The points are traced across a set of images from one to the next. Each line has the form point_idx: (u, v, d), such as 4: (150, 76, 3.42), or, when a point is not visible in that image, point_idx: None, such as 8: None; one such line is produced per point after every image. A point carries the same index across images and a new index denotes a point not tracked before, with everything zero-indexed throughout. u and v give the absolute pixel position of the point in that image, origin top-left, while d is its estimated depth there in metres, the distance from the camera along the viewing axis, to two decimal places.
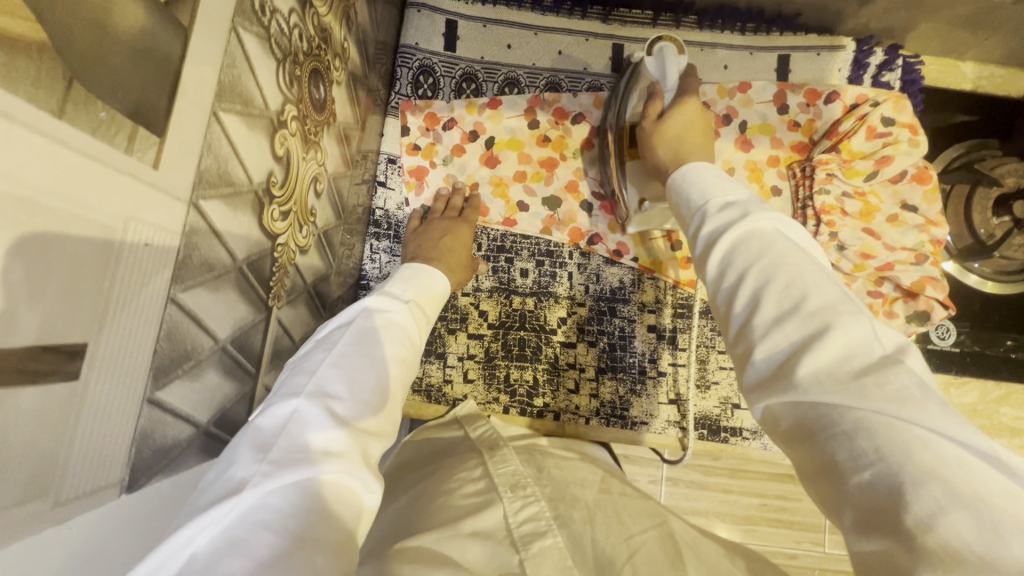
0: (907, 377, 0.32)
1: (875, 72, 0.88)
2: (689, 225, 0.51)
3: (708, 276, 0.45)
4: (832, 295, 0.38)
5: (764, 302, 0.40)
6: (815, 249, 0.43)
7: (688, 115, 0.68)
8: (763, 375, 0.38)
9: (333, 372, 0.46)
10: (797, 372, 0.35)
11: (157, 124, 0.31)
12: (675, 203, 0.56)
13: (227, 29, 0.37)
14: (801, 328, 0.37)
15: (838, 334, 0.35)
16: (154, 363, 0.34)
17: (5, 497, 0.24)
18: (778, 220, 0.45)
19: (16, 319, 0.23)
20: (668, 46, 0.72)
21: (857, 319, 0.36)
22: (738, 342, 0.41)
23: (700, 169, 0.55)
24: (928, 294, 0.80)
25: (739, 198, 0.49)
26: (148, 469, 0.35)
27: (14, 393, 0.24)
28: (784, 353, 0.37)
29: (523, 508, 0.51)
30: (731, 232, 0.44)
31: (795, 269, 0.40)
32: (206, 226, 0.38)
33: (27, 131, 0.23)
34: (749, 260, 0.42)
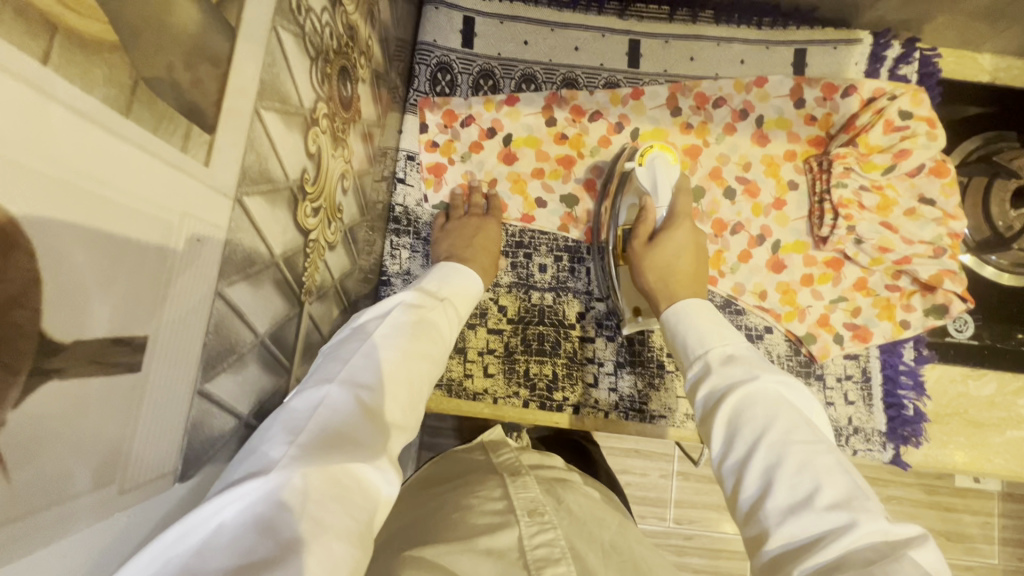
0: (913, 569, 0.35)
1: (892, 65, 0.89)
2: (694, 374, 0.56)
3: (715, 445, 0.49)
4: (843, 484, 0.42)
5: (776, 486, 0.43)
6: (814, 418, 0.48)
7: (675, 238, 0.75)
8: (776, 555, 0.40)
9: (364, 361, 0.47)
10: (813, 560, 0.38)
11: (209, 122, 0.32)
12: (676, 347, 0.61)
13: (268, 28, 0.38)
14: (816, 520, 0.40)
15: (849, 523, 0.39)
16: (204, 355, 0.35)
17: (78, 484, 0.25)
18: (782, 386, 0.50)
19: (89, 311, 0.24)
20: (659, 159, 0.80)
21: (863, 505, 0.40)
22: (749, 522, 0.43)
23: (706, 317, 0.60)
24: (946, 287, 0.81)
25: (743, 357, 0.54)
26: (198, 458, 0.36)
27: (88, 382, 0.25)
28: (799, 538, 0.40)
29: (538, 533, 0.51)
30: (736, 397, 0.49)
31: (806, 450, 0.44)
32: (250, 222, 0.38)
33: (102, 130, 0.24)
34: (756, 430, 0.47)
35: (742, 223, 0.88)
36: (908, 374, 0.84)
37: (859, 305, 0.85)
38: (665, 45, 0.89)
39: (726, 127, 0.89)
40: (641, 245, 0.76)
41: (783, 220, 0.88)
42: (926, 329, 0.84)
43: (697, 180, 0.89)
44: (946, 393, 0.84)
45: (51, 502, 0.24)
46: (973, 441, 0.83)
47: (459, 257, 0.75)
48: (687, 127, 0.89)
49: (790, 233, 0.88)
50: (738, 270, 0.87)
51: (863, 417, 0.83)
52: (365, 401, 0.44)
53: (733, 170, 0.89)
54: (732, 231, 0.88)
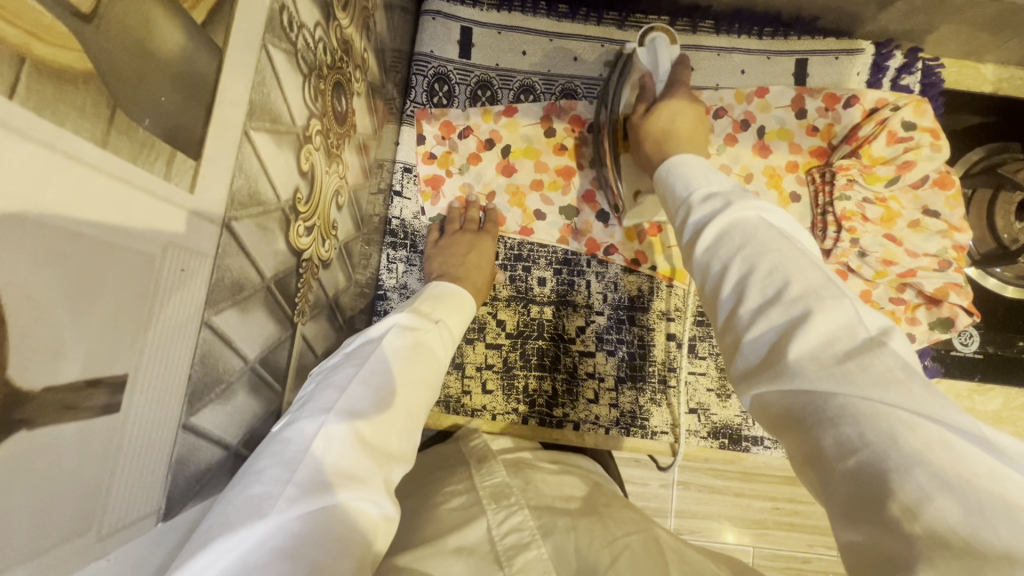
0: (891, 360, 0.32)
1: (895, 76, 0.88)
2: (675, 217, 0.52)
3: (695, 263, 0.45)
4: (815, 278, 0.38)
5: (749, 293, 0.39)
6: (799, 236, 0.43)
7: (676, 107, 0.70)
8: (748, 360, 0.37)
9: (362, 390, 0.45)
10: (780, 361, 0.35)
11: (193, 147, 0.30)
12: (664, 195, 0.56)
13: (258, 46, 0.37)
14: (785, 313, 0.37)
15: (820, 317, 0.35)
16: (190, 388, 0.33)
17: (48, 537, 0.24)
18: (762, 209, 0.45)
19: (62, 355, 0.23)
20: (660, 37, 0.74)
21: (838, 301, 0.36)
22: (726, 332, 0.40)
23: (689, 163, 0.55)
24: (951, 300, 0.79)
25: (722, 189, 0.49)
26: (183, 495, 0.34)
27: (60, 431, 0.23)
28: (771, 337, 0.37)
29: (507, 519, 0.48)
30: (715, 224, 0.44)
31: (778, 253, 0.40)
32: (237, 247, 0.37)
33: (74, 164, 0.22)
34: (732, 249, 0.42)
35: None
36: None
37: None
38: None
39: (727, 137, 0.88)
40: (641, 116, 0.71)
41: None
42: (930, 342, 0.83)
43: None
44: None
45: (19, 560, 0.22)
46: None
47: (452, 274, 0.74)
48: None
49: None
50: None
51: None
52: (363, 434, 0.42)
53: (734, 182, 0.88)
54: None
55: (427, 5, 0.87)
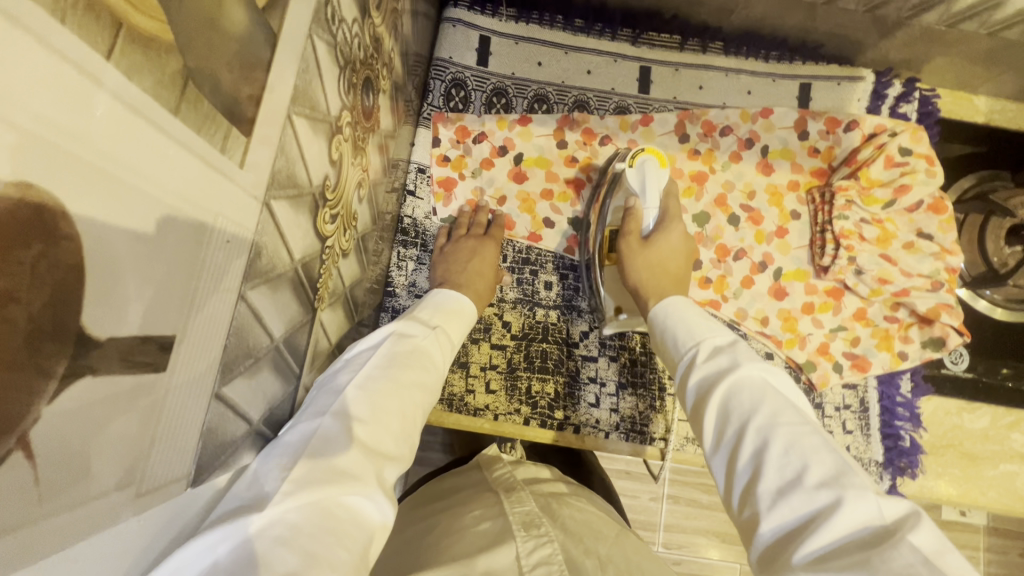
0: (911, 555, 0.33)
1: (893, 103, 0.92)
2: (679, 367, 0.55)
3: (707, 430, 0.48)
4: (831, 465, 0.40)
5: (765, 470, 0.41)
6: (802, 401, 0.47)
7: (665, 237, 0.75)
8: (770, 546, 0.38)
9: (359, 395, 0.46)
10: (803, 551, 0.36)
11: (246, 124, 0.32)
12: (660, 340, 0.60)
13: (304, 35, 0.38)
14: (805, 501, 0.38)
15: (841, 510, 0.36)
16: (223, 359, 0.34)
17: (98, 485, 0.24)
18: (768, 371, 0.48)
19: (125, 308, 0.24)
20: (649, 161, 0.79)
21: (857, 490, 0.38)
22: (743, 506, 0.42)
23: (690, 310, 0.60)
24: (943, 320, 0.82)
25: (728, 345, 0.53)
26: (209, 465, 0.35)
27: (116, 382, 0.24)
28: (790, 524, 0.38)
29: (536, 550, 0.49)
30: (722, 384, 0.48)
31: (791, 431, 0.42)
32: (274, 225, 0.38)
33: (150, 127, 0.24)
34: (745, 418, 0.45)
35: (745, 249, 0.89)
36: (905, 405, 0.85)
37: (858, 335, 0.86)
38: (675, 73, 0.92)
39: (732, 155, 0.91)
40: (635, 241, 0.75)
41: (785, 248, 0.89)
42: (924, 360, 0.85)
43: (702, 206, 0.90)
44: (942, 425, 0.86)
45: (71, 505, 0.23)
46: (967, 473, 0.84)
47: (454, 282, 0.75)
48: (694, 154, 0.91)
49: (791, 261, 0.89)
50: (740, 296, 0.88)
51: (861, 448, 0.83)
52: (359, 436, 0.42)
53: (737, 198, 0.90)
54: (735, 256, 0.89)
55: (448, 12, 0.89)
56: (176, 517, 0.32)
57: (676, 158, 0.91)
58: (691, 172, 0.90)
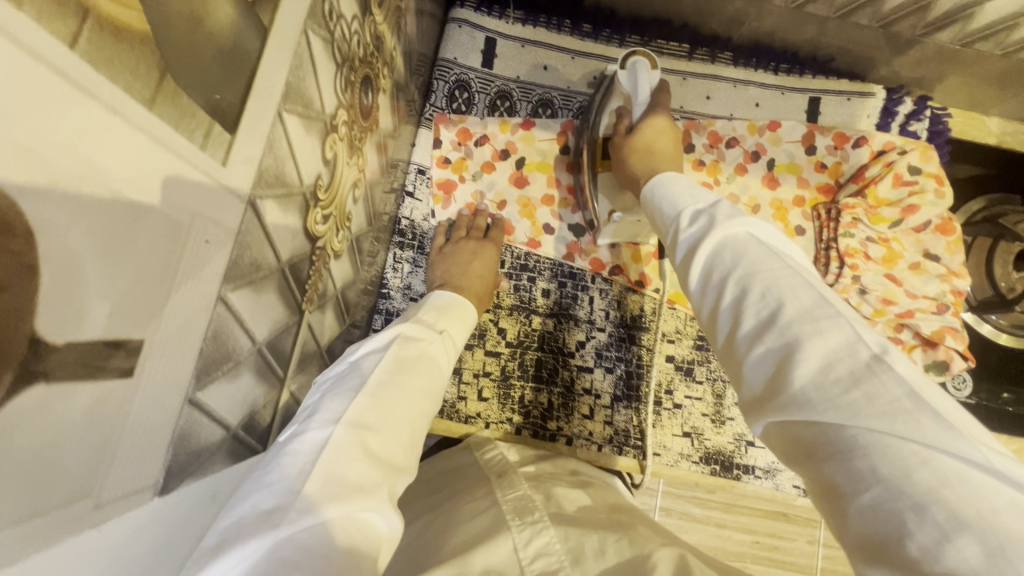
0: (898, 389, 0.32)
1: (904, 121, 0.90)
2: (664, 235, 0.53)
3: (690, 287, 0.46)
4: (810, 297, 0.38)
5: (745, 314, 0.40)
6: (789, 250, 0.44)
7: (659, 125, 0.70)
8: (753, 391, 0.38)
9: (369, 401, 0.44)
10: (783, 393, 0.35)
11: (230, 121, 0.30)
12: (651, 212, 0.57)
13: (299, 31, 0.37)
14: (782, 337, 0.37)
15: (817, 342, 0.35)
16: (199, 364, 0.33)
17: (51, 498, 0.23)
18: (751, 225, 0.45)
19: (87, 313, 0.23)
20: (641, 62, 0.73)
21: (835, 323, 0.36)
22: (727, 352, 0.41)
23: (675, 180, 0.56)
24: (948, 344, 0.80)
25: (708, 206, 0.49)
26: (180, 472, 0.34)
27: (74, 390, 0.23)
28: (770, 362, 0.37)
29: (532, 540, 0.47)
30: (706, 243, 0.45)
31: (770, 273, 0.40)
32: (259, 225, 0.37)
33: (122, 122, 0.22)
34: (726, 268, 0.43)
35: None
36: None
37: None
38: (682, 83, 0.90)
39: (738, 167, 0.89)
40: (625, 136, 0.71)
41: None
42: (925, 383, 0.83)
43: None
44: None
45: (20, 518, 0.22)
46: None
47: (454, 283, 0.73)
48: (699, 164, 0.89)
49: None
50: None
51: None
52: (371, 446, 0.41)
53: (742, 211, 0.89)
54: None
55: (454, 12, 0.88)
56: (145, 536, 0.31)
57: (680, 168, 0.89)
58: (695, 183, 0.89)
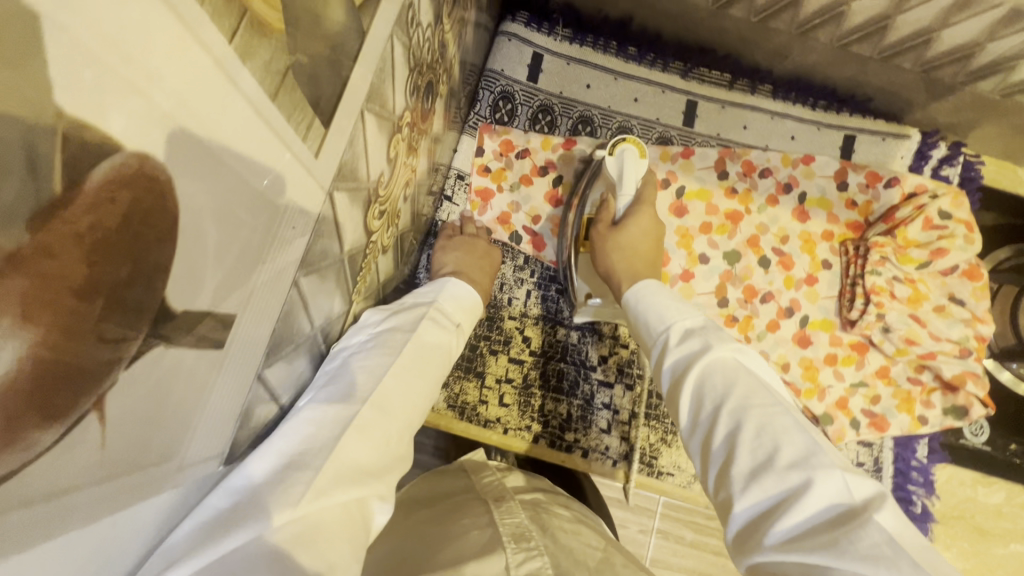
0: (881, 537, 0.34)
1: (937, 165, 0.91)
2: (653, 348, 0.56)
3: (685, 413, 0.49)
4: (799, 444, 0.41)
5: (738, 450, 0.42)
6: (776, 386, 0.47)
7: (642, 223, 0.74)
8: (744, 532, 0.39)
9: (393, 384, 0.45)
10: (776, 533, 0.37)
11: (327, 116, 0.32)
12: (634, 323, 0.61)
13: (387, 36, 0.39)
14: (775, 480, 0.39)
15: (811, 491, 0.37)
16: (269, 343, 0.35)
17: (149, 455, 0.25)
18: (739, 352, 0.49)
19: (202, 284, 0.24)
20: (630, 150, 0.75)
21: (827, 470, 0.38)
22: (717, 488, 0.43)
23: (660, 292, 0.60)
24: (968, 388, 0.81)
25: (700, 328, 0.53)
26: (240, 445, 0.35)
27: (183, 354, 0.25)
28: (762, 503, 0.39)
29: (525, 561, 0.47)
30: (697, 365, 0.49)
31: (761, 412, 0.43)
32: (333, 216, 0.39)
33: (253, 111, 0.24)
34: (719, 399, 0.46)
35: (773, 293, 0.88)
36: (919, 470, 0.85)
37: (879, 393, 0.85)
38: (721, 111, 0.92)
39: (770, 198, 0.91)
40: (606, 228, 0.75)
41: (813, 296, 0.89)
42: (943, 427, 0.84)
43: (734, 244, 0.90)
44: (955, 495, 0.85)
45: (126, 470, 0.23)
46: (975, 547, 0.83)
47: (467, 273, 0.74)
48: (731, 192, 0.91)
49: (818, 311, 0.88)
50: (764, 338, 0.87)
51: None
52: (385, 434, 0.42)
53: (770, 241, 0.90)
54: (763, 299, 0.88)
55: (505, 25, 0.90)
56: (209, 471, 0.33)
57: (712, 194, 0.91)
58: (727, 210, 0.90)
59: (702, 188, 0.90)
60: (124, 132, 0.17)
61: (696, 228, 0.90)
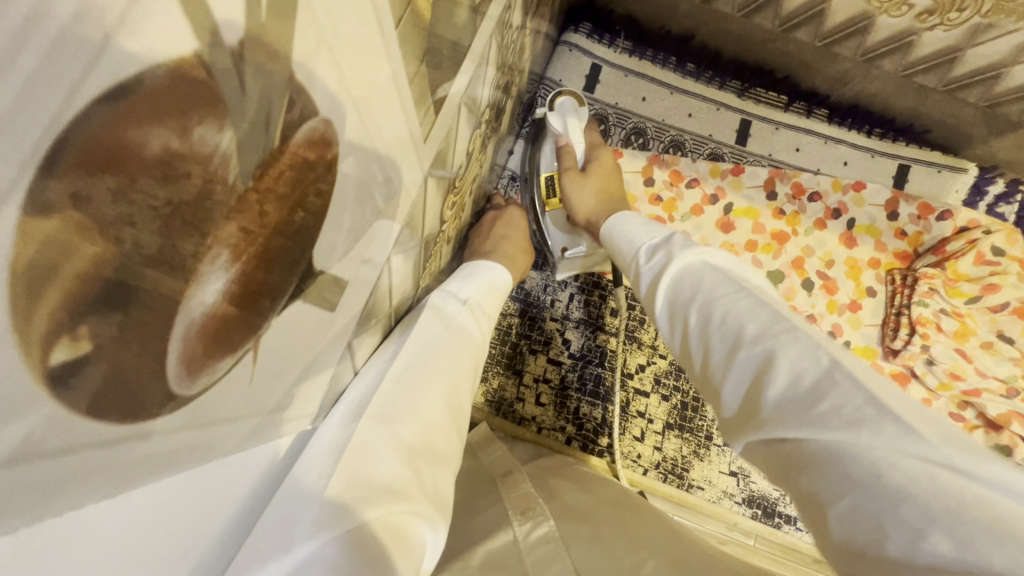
0: (859, 397, 0.33)
1: (993, 202, 0.91)
2: (630, 271, 0.56)
3: (660, 317, 0.49)
4: (767, 317, 0.41)
5: (711, 341, 0.43)
6: (742, 270, 0.46)
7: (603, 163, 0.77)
8: (734, 414, 0.40)
9: (413, 375, 0.44)
10: (758, 411, 0.37)
11: (439, 105, 0.34)
12: (612, 248, 0.62)
13: (489, 36, 0.41)
14: (748, 359, 0.39)
15: (780, 361, 0.37)
16: (362, 313, 0.37)
17: (274, 401, 0.27)
18: (704, 254, 0.48)
19: (334, 250, 0.26)
20: (569, 100, 0.77)
21: (794, 336, 0.38)
22: (705, 377, 0.43)
23: (633, 219, 0.61)
24: (1013, 428, 0.79)
25: (664, 240, 0.53)
26: (325, 408, 0.37)
27: (311, 312, 0.26)
28: (743, 382, 0.39)
29: (532, 533, 0.50)
30: (663, 276, 0.49)
31: (727, 301, 0.43)
32: (423, 201, 0.41)
33: (396, 92, 0.26)
34: (686, 299, 0.46)
35: (815, 315, 0.88)
36: None
37: None
38: (774, 131, 0.93)
39: (818, 221, 0.91)
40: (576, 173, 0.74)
41: (856, 323, 0.88)
42: None
43: (778, 264, 0.90)
44: None
45: (256, 412, 0.25)
46: None
47: None
48: (780, 212, 0.91)
49: (860, 338, 0.87)
50: None
51: None
52: (405, 438, 0.40)
53: (816, 264, 0.90)
54: (804, 321, 0.88)
55: (567, 36, 0.92)
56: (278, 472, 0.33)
57: (761, 213, 0.91)
58: (773, 230, 0.91)
59: (751, 206, 0.91)
60: (322, 99, 0.19)
61: (741, 244, 0.90)
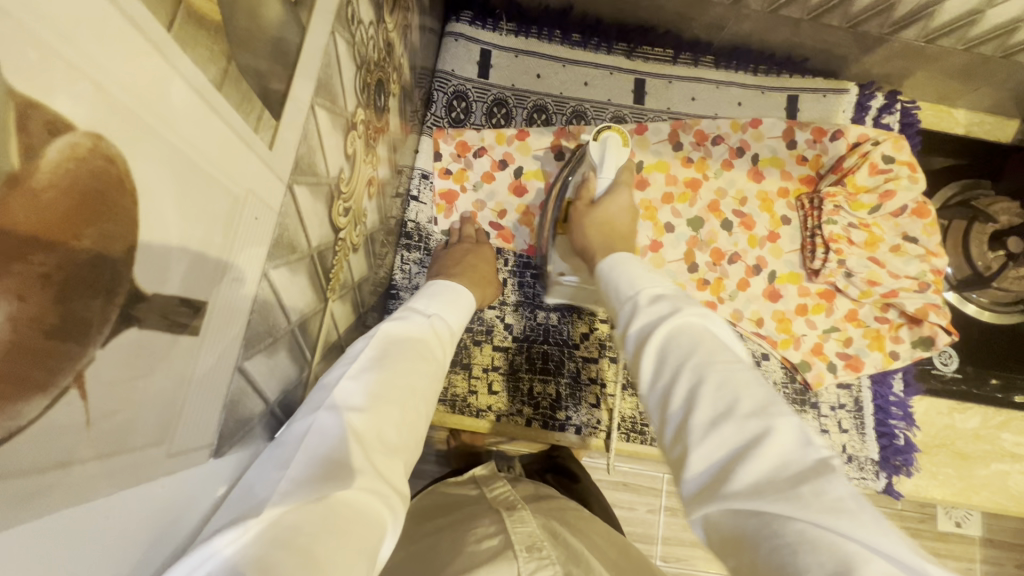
0: (841, 489, 0.34)
1: (877, 115, 0.96)
2: (621, 313, 0.56)
3: (646, 373, 0.49)
4: (760, 396, 0.42)
5: (699, 403, 0.42)
6: (737, 346, 0.49)
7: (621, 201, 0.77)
8: (704, 480, 0.39)
9: (368, 379, 0.45)
10: (733, 483, 0.37)
11: (276, 108, 0.33)
12: (606, 291, 0.62)
13: (329, 33, 0.40)
14: (738, 431, 0.39)
15: (772, 442, 0.38)
16: (246, 334, 0.36)
17: (139, 436, 0.26)
18: (704, 317, 0.50)
19: (168, 269, 0.25)
20: (612, 137, 0.79)
21: (787, 421, 0.39)
22: (677, 444, 0.42)
23: (631, 262, 0.61)
24: (932, 319, 0.84)
25: (668, 292, 0.54)
26: (229, 439, 0.36)
27: (157, 338, 0.26)
28: (721, 455, 0.39)
29: (537, 570, 0.47)
30: (664, 327, 0.50)
31: (725, 367, 0.44)
32: (295, 209, 0.40)
33: (199, 100, 0.25)
34: (681, 357, 0.47)
35: (739, 253, 0.91)
36: (898, 404, 0.88)
37: (850, 335, 0.89)
38: (668, 85, 0.95)
39: (724, 163, 0.94)
40: (584, 205, 0.77)
41: (777, 252, 0.92)
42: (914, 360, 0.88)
43: (695, 211, 0.93)
44: (934, 424, 0.89)
45: (114, 452, 0.24)
46: (961, 472, 0.87)
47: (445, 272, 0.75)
48: (688, 161, 0.94)
49: (783, 265, 0.92)
50: (736, 297, 0.90)
51: (856, 446, 0.87)
52: (357, 427, 0.40)
53: (730, 204, 0.93)
54: (730, 260, 0.91)
55: (451, 27, 0.92)
56: (186, 509, 0.32)
57: (670, 165, 0.94)
58: (685, 178, 0.93)
59: (660, 160, 0.93)
60: (74, 112, 0.18)
61: (658, 199, 0.93)
